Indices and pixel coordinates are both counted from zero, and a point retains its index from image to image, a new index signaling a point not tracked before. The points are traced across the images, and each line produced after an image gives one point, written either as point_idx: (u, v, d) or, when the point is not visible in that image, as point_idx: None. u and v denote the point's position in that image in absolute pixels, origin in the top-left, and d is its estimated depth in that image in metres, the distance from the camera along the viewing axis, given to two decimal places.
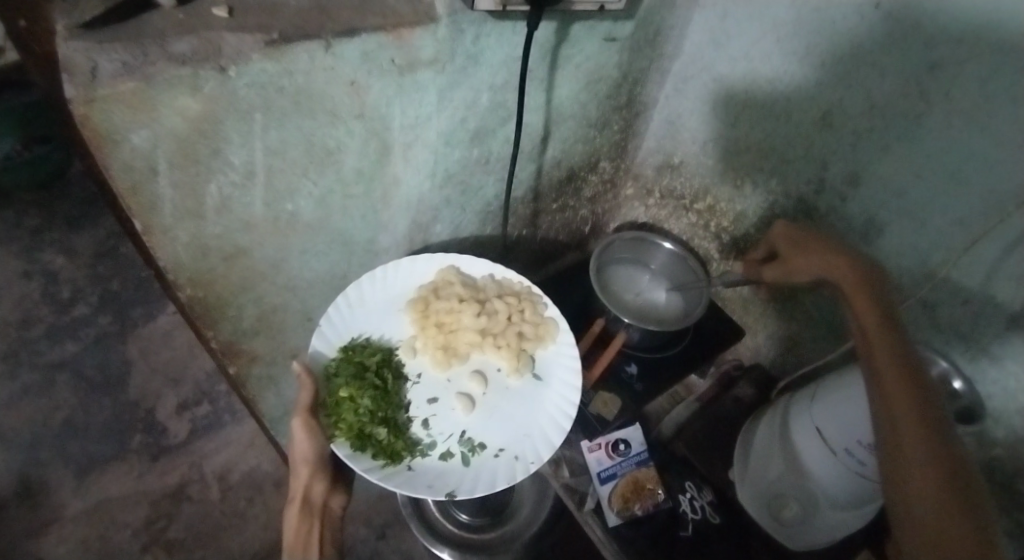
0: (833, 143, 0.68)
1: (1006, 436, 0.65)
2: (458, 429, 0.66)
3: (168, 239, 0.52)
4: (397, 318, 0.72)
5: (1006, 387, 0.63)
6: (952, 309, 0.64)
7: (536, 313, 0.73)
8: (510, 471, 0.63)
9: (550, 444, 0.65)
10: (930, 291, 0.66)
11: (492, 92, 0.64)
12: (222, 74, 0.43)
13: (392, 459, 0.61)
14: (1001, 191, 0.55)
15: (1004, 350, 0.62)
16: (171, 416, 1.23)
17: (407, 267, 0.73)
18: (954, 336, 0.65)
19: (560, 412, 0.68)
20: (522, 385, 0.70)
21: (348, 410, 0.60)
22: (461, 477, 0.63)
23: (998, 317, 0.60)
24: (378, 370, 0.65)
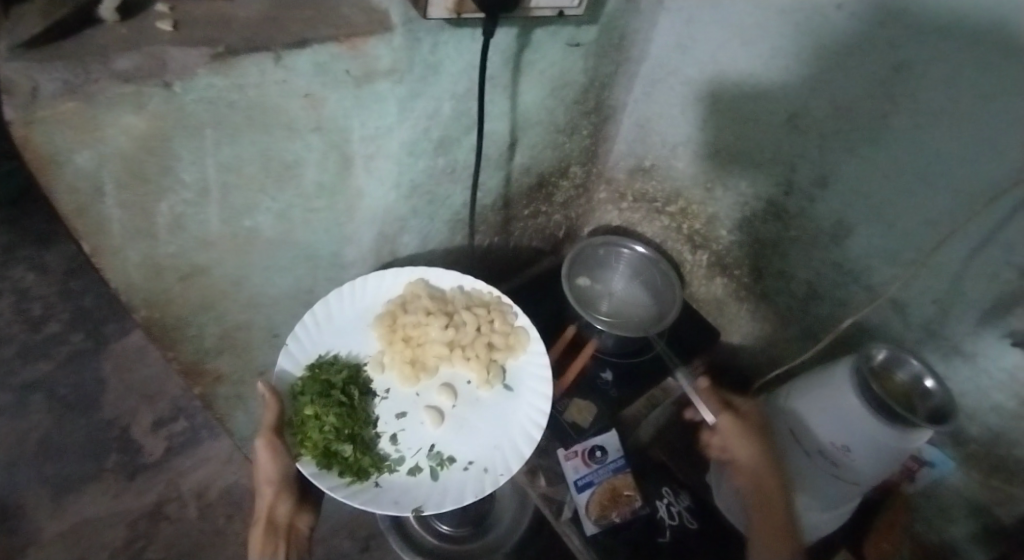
0: (801, 145, 0.68)
1: (980, 432, 0.64)
2: (426, 443, 0.64)
3: (119, 259, 0.50)
4: (364, 333, 0.70)
5: (978, 385, 0.63)
6: (921, 308, 0.64)
7: (506, 323, 0.72)
8: (479, 484, 0.61)
9: (519, 455, 0.63)
10: (900, 291, 0.66)
11: (454, 101, 0.63)
12: (167, 89, 0.41)
13: (358, 475, 0.60)
14: (970, 191, 0.54)
15: (975, 348, 0.61)
16: (147, 434, 1.20)
17: (375, 282, 0.72)
18: (924, 335, 0.66)
19: (530, 422, 0.66)
20: (492, 397, 0.68)
21: (314, 428, 0.60)
22: (429, 492, 0.61)
23: (966, 314, 0.60)
24: (344, 386, 0.63)
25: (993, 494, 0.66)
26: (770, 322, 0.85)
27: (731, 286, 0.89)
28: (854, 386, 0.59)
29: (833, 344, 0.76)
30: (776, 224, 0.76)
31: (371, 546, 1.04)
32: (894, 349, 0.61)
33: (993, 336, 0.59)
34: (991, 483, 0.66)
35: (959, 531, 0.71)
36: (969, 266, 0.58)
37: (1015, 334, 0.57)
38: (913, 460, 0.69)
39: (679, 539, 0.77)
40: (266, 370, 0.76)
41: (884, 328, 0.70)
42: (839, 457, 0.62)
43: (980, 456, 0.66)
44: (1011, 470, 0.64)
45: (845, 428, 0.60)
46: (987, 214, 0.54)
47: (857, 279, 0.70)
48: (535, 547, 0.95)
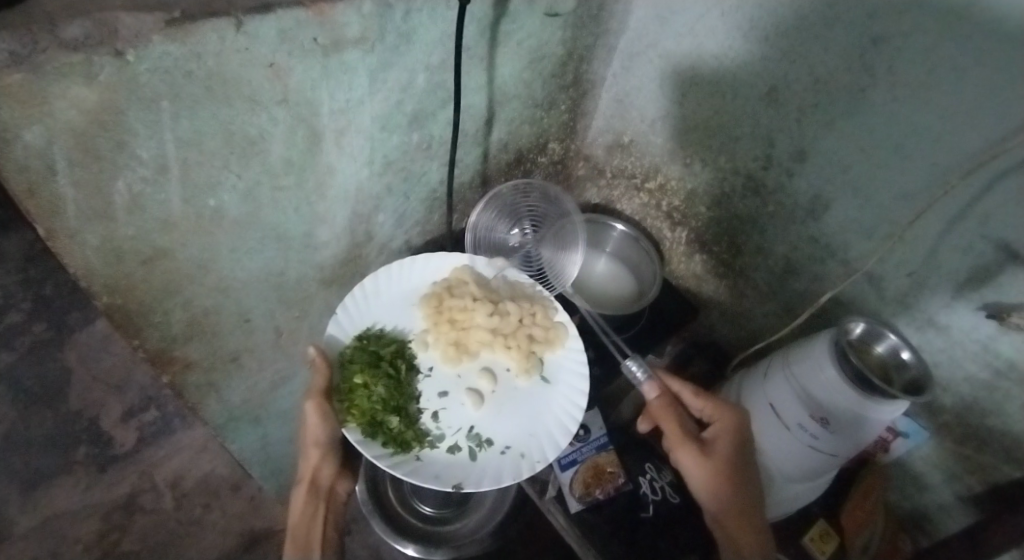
0: (779, 119, 0.67)
1: (953, 402, 0.66)
2: (466, 424, 0.68)
3: (75, 243, 0.47)
4: (409, 310, 0.74)
5: (950, 355, 0.64)
6: (896, 280, 0.65)
7: (547, 317, 0.73)
8: (517, 470, 0.65)
9: (556, 446, 0.67)
10: (877, 265, 0.66)
11: (429, 73, 0.61)
12: (118, 59, 0.38)
13: (402, 448, 0.64)
14: (946, 164, 0.55)
15: (949, 319, 0.62)
16: (117, 425, 1.17)
17: (424, 262, 0.76)
18: (898, 306, 0.67)
19: (566, 413, 0.69)
20: (530, 387, 0.71)
21: (362, 397, 0.63)
22: (468, 471, 0.66)
23: (941, 287, 0.61)
24: (392, 360, 0.67)
25: (965, 461, 0.68)
26: (747, 295, 0.86)
27: (709, 262, 0.89)
28: (831, 359, 0.60)
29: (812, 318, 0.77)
30: (754, 199, 0.76)
31: (353, 529, 1.03)
32: (872, 324, 0.61)
33: (967, 307, 0.60)
34: (962, 450, 0.67)
35: (929, 497, 0.73)
36: (944, 240, 0.58)
37: (989, 305, 0.58)
38: (888, 430, 0.71)
39: (662, 514, 0.77)
40: (239, 356, 0.73)
41: (860, 301, 0.71)
42: (818, 429, 0.63)
43: (951, 426, 0.67)
44: (982, 438, 0.65)
45: (824, 399, 0.61)
46: (961, 187, 0.55)
47: (834, 254, 0.71)
48: (518, 526, 0.95)
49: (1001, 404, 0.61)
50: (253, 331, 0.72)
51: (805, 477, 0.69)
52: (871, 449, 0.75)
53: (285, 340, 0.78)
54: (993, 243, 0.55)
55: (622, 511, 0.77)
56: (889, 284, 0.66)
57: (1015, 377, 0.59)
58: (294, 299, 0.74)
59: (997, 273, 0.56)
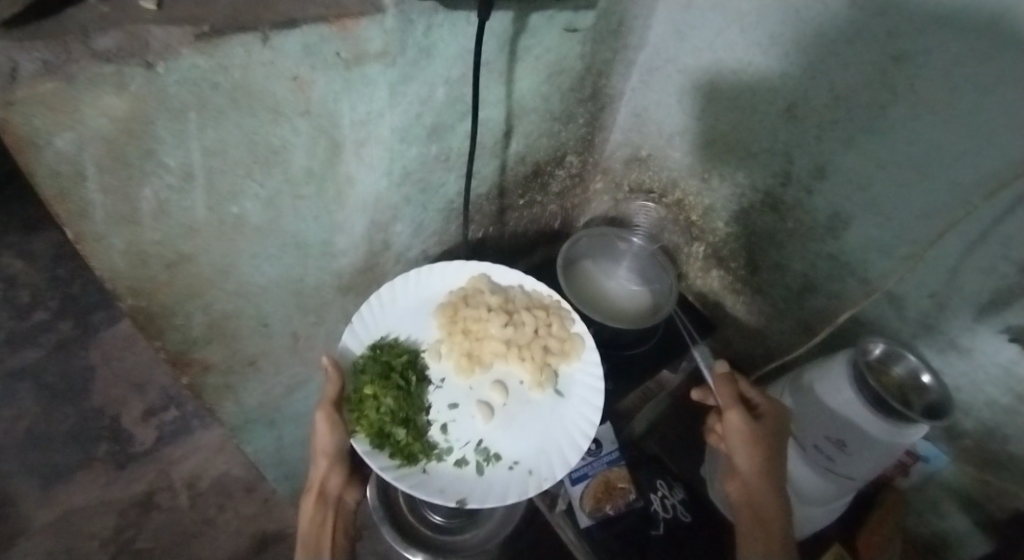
0: (798, 136, 0.67)
1: (975, 427, 0.64)
2: (475, 438, 0.68)
3: (102, 246, 0.48)
4: (424, 319, 0.75)
5: (973, 380, 0.62)
6: (917, 301, 0.64)
7: (563, 329, 0.74)
8: (524, 487, 0.65)
9: (565, 464, 0.66)
10: (898, 284, 0.65)
11: (448, 86, 0.61)
12: (148, 70, 0.39)
13: (408, 460, 0.65)
14: (967, 184, 0.54)
15: (971, 342, 0.61)
16: (137, 423, 1.19)
17: (441, 272, 0.77)
18: (921, 328, 0.65)
19: (578, 430, 0.68)
20: (544, 400, 0.71)
21: (371, 407, 0.64)
22: (474, 486, 0.65)
23: (962, 309, 0.60)
24: (402, 371, 0.67)
25: (987, 489, 0.66)
26: (765, 312, 0.84)
27: (727, 278, 0.88)
28: (849, 381, 0.59)
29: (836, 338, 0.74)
30: (773, 216, 0.75)
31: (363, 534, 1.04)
32: (892, 344, 0.60)
33: (989, 331, 0.59)
34: (985, 477, 0.65)
35: (950, 524, 0.71)
36: (967, 263, 0.57)
37: (1012, 328, 0.56)
38: (907, 455, 0.69)
39: (671, 532, 0.77)
40: (256, 360, 0.74)
41: (880, 321, 0.70)
42: (836, 451, 0.62)
43: (971, 452, 0.65)
44: (1004, 465, 0.63)
45: (839, 422, 0.61)
46: (986, 208, 0.54)
47: (852, 274, 0.70)
48: (525, 539, 0.95)
49: None
50: (271, 336, 0.73)
51: (824, 498, 0.67)
52: (888, 474, 0.72)
53: (302, 346, 0.79)
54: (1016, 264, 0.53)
55: (632, 528, 0.76)
56: (909, 304, 0.65)
57: None
58: (312, 306, 0.75)
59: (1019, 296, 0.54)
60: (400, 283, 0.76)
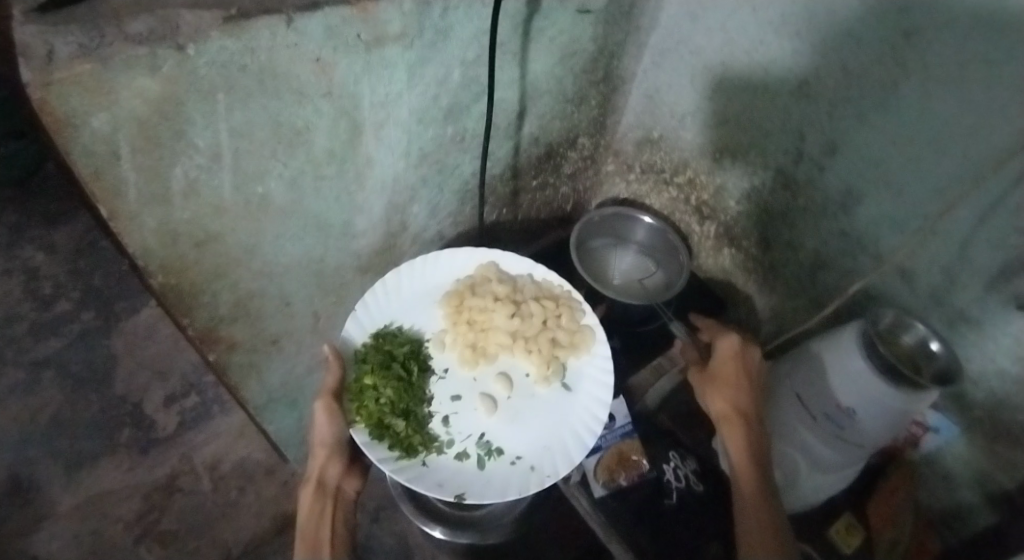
0: (810, 113, 0.67)
1: (985, 398, 0.65)
2: (477, 431, 0.70)
3: (134, 224, 0.50)
4: (427, 309, 0.77)
5: (983, 352, 0.63)
6: (928, 274, 0.65)
7: (572, 321, 0.76)
8: (526, 481, 0.66)
9: (568, 461, 0.68)
10: (908, 258, 0.66)
11: (463, 67, 0.63)
12: (180, 52, 0.41)
13: (407, 452, 0.66)
14: (977, 155, 0.55)
15: (982, 313, 0.61)
16: (159, 410, 1.22)
17: (446, 261, 0.80)
18: (931, 301, 0.66)
19: (583, 425, 0.70)
20: (550, 394, 0.73)
21: (371, 397, 0.65)
22: (473, 479, 0.67)
23: (972, 281, 0.61)
24: (404, 361, 0.69)
25: (998, 460, 0.67)
26: (777, 290, 0.86)
27: (738, 257, 0.89)
28: (858, 347, 0.61)
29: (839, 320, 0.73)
30: (784, 193, 0.76)
31: (381, 515, 1.06)
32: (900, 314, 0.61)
33: (999, 302, 0.59)
34: (996, 448, 0.66)
35: (961, 498, 0.72)
36: (977, 235, 0.58)
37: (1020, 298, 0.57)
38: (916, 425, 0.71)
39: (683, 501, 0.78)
40: (279, 340, 0.77)
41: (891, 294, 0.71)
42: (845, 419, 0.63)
43: (982, 423, 0.66)
44: (1015, 437, 0.64)
45: (842, 387, 0.63)
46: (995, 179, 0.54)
47: (864, 250, 0.71)
48: (543, 511, 0.96)
49: None
50: (293, 315, 0.75)
51: (832, 469, 0.68)
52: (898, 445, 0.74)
53: (323, 326, 0.82)
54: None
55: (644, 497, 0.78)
56: (921, 278, 0.66)
57: None
58: (332, 286, 0.77)
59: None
60: (406, 271, 0.79)
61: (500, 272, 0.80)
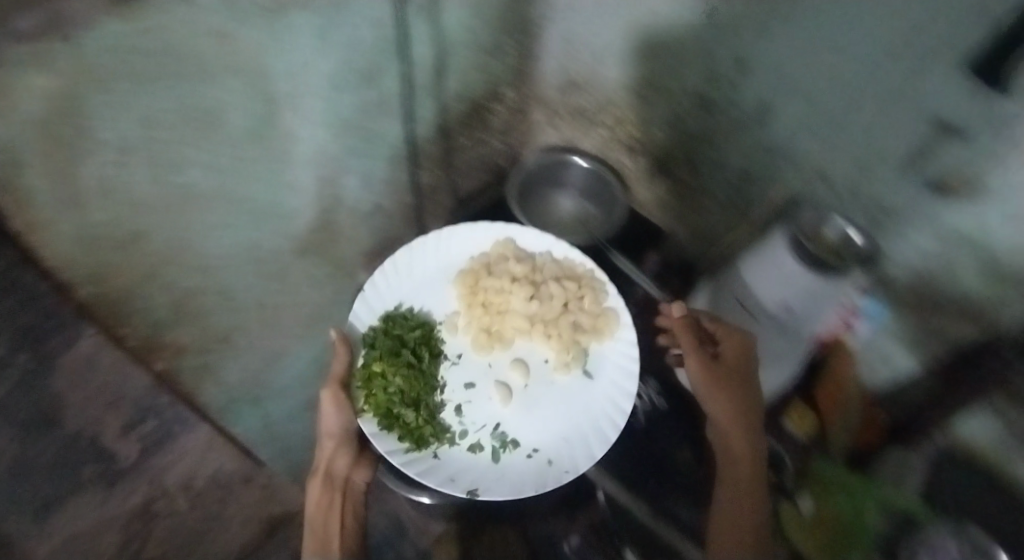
0: (719, 39, 0.70)
1: (908, 277, 0.69)
2: (492, 421, 0.73)
3: (54, 233, 0.54)
4: (443, 287, 0.80)
5: (904, 237, 0.67)
6: (844, 170, 0.69)
7: (595, 304, 0.77)
8: (542, 478, 0.70)
9: (590, 456, 0.70)
10: (825, 159, 0.70)
11: (373, 28, 0.64)
12: (71, 44, 0.43)
13: (417, 444, 0.69)
14: (869, 55, 0.56)
15: (897, 201, 0.65)
16: (113, 440, 1.03)
17: (462, 237, 0.82)
18: (853, 197, 0.70)
19: (606, 415, 0.72)
20: (569, 380, 0.74)
21: (380, 387, 0.67)
22: (484, 473, 0.71)
23: (886, 170, 0.64)
24: (414, 348, 0.72)
25: (928, 336, 0.72)
26: (709, 210, 0.90)
27: (670, 184, 0.94)
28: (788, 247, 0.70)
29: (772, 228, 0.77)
30: (706, 117, 0.80)
31: (368, 501, 1.04)
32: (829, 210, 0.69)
33: (916, 186, 0.61)
34: (932, 325, 0.70)
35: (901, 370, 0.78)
36: (885, 125, 0.60)
37: (932, 179, 0.59)
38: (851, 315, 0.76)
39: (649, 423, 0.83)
40: (230, 336, 0.75)
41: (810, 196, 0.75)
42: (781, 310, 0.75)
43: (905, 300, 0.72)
44: (938, 309, 0.68)
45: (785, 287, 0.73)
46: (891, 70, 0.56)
47: (779, 158, 0.75)
48: None
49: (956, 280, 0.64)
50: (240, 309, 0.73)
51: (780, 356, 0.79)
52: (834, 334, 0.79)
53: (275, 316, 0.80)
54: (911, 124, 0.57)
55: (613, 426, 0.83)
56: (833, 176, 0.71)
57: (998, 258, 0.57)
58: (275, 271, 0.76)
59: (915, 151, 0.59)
60: (420, 248, 0.81)
61: (517, 251, 0.81)
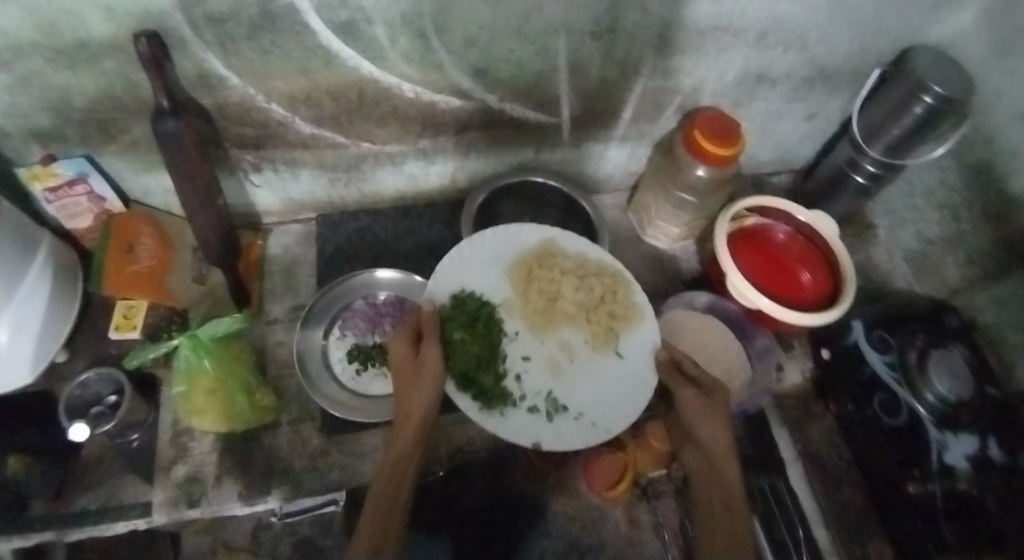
0: None
1: (386, 129, 0.59)
2: (546, 387, 0.56)
3: None
4: (494, 275, 0.61)
5: (316, 100, 0.54)
6: (136, 65, 0.47)
7: (627, 297, 0.61)
8: (586, 437, 0.54)
9: (630, 415, 0.55)
10: (112, 62, 0.46)
11: None
12: None
13: (489, 402, 0.53)
14: None
15: (272, 66, 0.50)
16: None
17: (502, 232, 0.63)
18: (201, 87, 0.50)
19: (637, 385, 0.57)
20: (604, 364, 0.58)
21: (462, 351, 0.53)
22: (541, 432, 0.53)
23: (240, 30, 0.46)
24: (492, 322, 0.57)
25: (468, 165, 0.67)
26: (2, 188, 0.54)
27: None
28: (242, 145, 0.57)
29: (135, 141, 0.54)
30: None
31: None
32: (215, 67, 0.49)
33: (314, 30, 0.47)
34: (432, 156, 0.64)
35: (408, 209, 0.71)
36: None
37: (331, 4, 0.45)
38: (219, 249, 0.57)
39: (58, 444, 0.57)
40: None
41: (115, 99, 0.49)
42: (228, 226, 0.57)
43: (372, 142, 0.60)
44: (356, 169, 0.64)
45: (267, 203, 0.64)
46: None
47: (29, 81, 0.46)
48: None
49: (412, 101, 0.56)
50: None
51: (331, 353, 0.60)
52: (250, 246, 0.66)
53: None
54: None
55: (2, 480, 0.54)
56: (127, 54, 0.46)
57: (475, 43, 0.51)
58: None
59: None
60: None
61: (567, 243, 0.63)
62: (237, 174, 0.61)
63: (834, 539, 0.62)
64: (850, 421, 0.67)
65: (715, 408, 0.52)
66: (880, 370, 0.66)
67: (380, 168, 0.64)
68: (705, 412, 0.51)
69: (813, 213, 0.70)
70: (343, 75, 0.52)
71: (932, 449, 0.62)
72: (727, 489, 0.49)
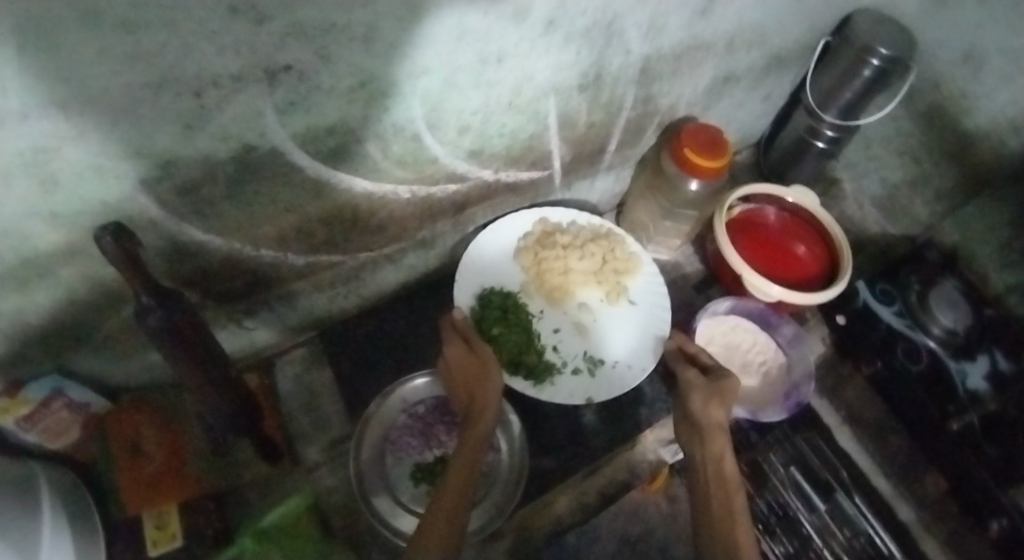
0: None
1: (383, 233, 0.54)
2: (581, 348, 0.60)
3: None
4: (504, 267, 0.62)
5: (309, 231, 0.48)
6: (101, 262, 0.39)
7: (623, 251, 0.65)
8: (627, 382, 0.59)
9: (657, 350, 0.61)
10: (72, 267, 0.38)
11: None
12: None
13: (539, 377, 0.57)
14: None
15: (258, 213, 0.43)
16: None
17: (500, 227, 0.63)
18: (181, 259, 0.43)
19: (655, 324, 0.62)
20: (621, 314, 0.63)
21: (506, 342, 0.56)
22: (590, 388, 0.58)
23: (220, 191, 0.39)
24: (521, 308, 0.59)
25: (466, 237, 0.63)
26: None
27: None
28: (232, 295, 0.50)
29: (112, 334, 0.45)
30: None
31: None
32: (194, 234, 0.42)
33: (302, 167, 0.42)
34: (431, 241, 0.60)
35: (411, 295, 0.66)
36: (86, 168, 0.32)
37: (319, 136, 0.40)
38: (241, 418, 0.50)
39: None
40: None
41: (80, 302, 0.41)
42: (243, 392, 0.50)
43: (370, 250, 0.55)
44: (354, 277, 0.58)
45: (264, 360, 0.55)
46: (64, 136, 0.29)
47: None
48: None
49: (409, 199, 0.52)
50: None
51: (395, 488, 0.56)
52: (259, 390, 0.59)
53: None
54: (22, 116, 0.27)
55: None
56: (91, 255, 0.38)
57: (468, 128, 0.48)
58: None
59: (149, 101, 0.30)
60: None
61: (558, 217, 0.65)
62: (229, 325, 0.54)
63: (895, 485, 0.68)
64: (880, 377, 0.72)
65: (719, 389, 0.51)
66: (893, 321, 0.72)
67: (379, 270, 0.59)
68: (711, 390, 0.51)
69: (797, 190, 0.73)
70: (336, 199, 0.47)
71: (956, 380, 0.68)
72: (724, 468, 0.47)
